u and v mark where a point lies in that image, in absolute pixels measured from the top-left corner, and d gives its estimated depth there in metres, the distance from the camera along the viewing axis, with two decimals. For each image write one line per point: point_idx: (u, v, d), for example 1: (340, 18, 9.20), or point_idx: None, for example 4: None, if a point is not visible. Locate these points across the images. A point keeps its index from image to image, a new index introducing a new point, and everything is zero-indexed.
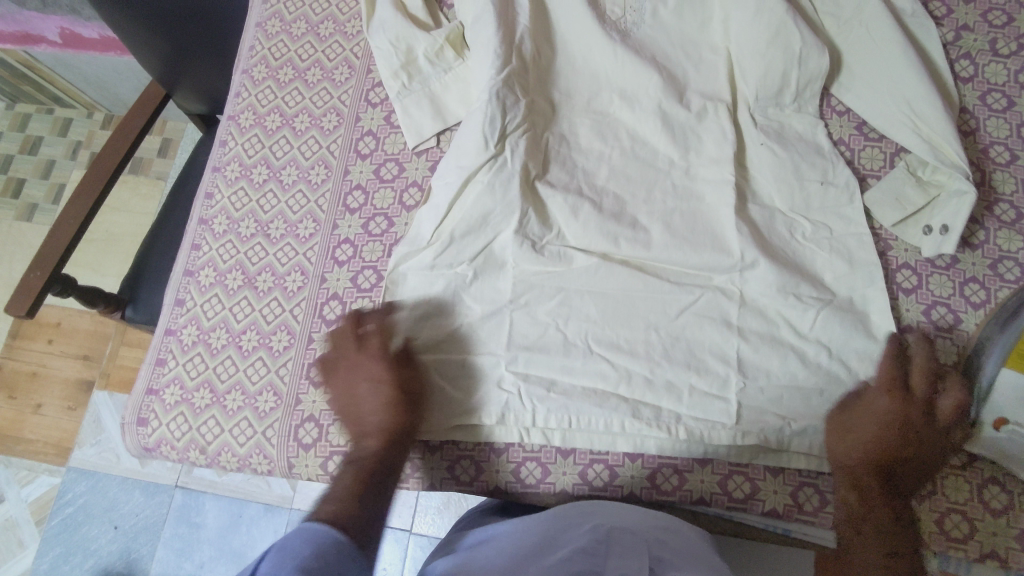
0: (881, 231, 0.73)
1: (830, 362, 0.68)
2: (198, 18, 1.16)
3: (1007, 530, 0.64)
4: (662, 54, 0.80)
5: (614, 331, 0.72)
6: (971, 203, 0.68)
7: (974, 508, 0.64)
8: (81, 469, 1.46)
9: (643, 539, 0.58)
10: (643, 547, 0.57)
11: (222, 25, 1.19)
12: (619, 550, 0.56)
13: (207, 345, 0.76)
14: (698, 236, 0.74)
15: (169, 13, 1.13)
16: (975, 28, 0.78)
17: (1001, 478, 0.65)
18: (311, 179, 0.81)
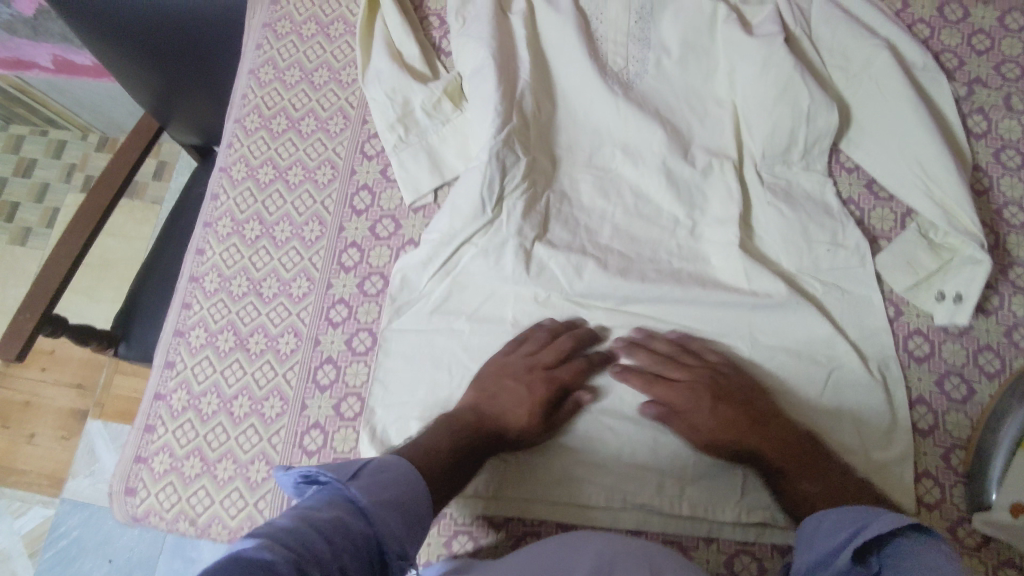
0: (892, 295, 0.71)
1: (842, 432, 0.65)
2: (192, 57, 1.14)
3: None
4: (666, 105, 0.77)
5: (617, 396, 0.69)
6: (987, 272, 0.66)
7: None
8: (75, 501, 1.45)
9: (647, 560, 0.52)
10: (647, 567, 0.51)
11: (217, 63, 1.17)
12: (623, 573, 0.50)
13: (197, 411, 0.74)
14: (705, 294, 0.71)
15: (163, 52, 1.11)
16: (989, 81, 0.75)
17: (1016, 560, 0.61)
18: (306, 236, 0.79)
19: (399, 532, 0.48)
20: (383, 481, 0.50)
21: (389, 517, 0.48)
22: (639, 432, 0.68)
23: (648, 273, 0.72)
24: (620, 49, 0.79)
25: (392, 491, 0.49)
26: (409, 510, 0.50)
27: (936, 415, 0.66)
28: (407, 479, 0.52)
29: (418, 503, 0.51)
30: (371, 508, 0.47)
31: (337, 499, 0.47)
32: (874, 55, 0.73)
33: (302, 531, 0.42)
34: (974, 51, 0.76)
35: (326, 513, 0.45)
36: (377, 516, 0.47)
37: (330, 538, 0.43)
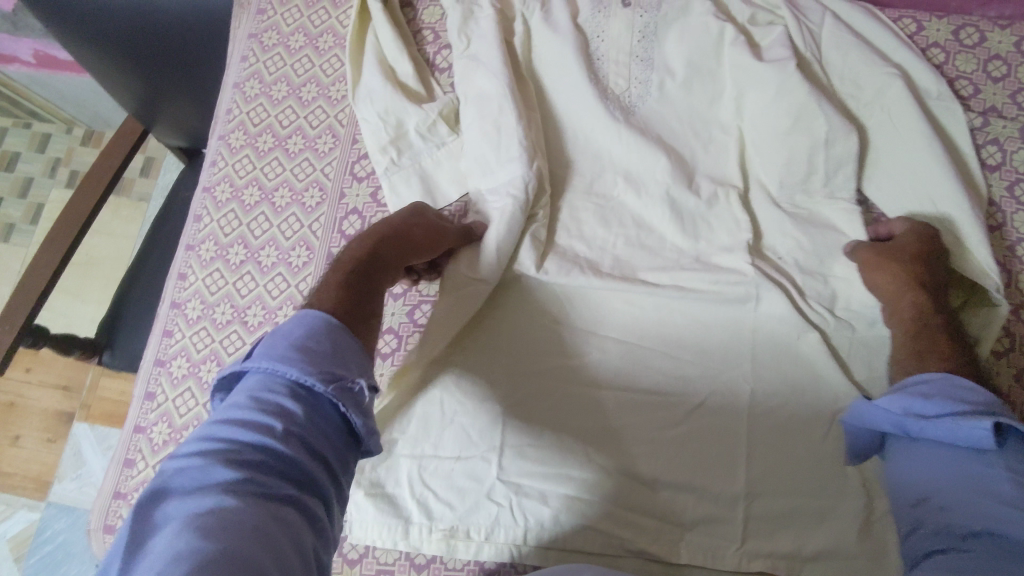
0: None
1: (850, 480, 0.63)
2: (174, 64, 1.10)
3: None
4: (670, 130, 0.75)
5: (613, 433, 0.67)
6: (1002, 318, 0.64)
7: None
8: (61, 505, 1.43)
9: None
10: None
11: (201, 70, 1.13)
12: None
13: (179, 446, 0.71)
14: (705, 333, 0.69)
15: (143, 59, 1.08)
16: (1004, 111, 0.73)
17: None
18: (292, 262, 0.76)
19: (325, 359, 0.47)
20: (282, 334, 0.48)
21: (296, 358, 0.46)
22: (638, 472, 0.66)
23: (648, 308, 0.70)
24: (621, 69, 0.76)
25: (291, 338, 0.47)
26: (315, 341, 0.48)
27: None
28: (305, 320, 0.49)
29: (321, 330, 0.49)
30: (273, 367, 0.46)
31: (266, 369, 0.46)
32: (887, 83, 0.71)
33: (251, 434, 0.42)
34: (989, 78, 0.74)
35: (251, 394, 0.45)
36: (288, 363, 0.45)
37: (262, 415, 0.43)
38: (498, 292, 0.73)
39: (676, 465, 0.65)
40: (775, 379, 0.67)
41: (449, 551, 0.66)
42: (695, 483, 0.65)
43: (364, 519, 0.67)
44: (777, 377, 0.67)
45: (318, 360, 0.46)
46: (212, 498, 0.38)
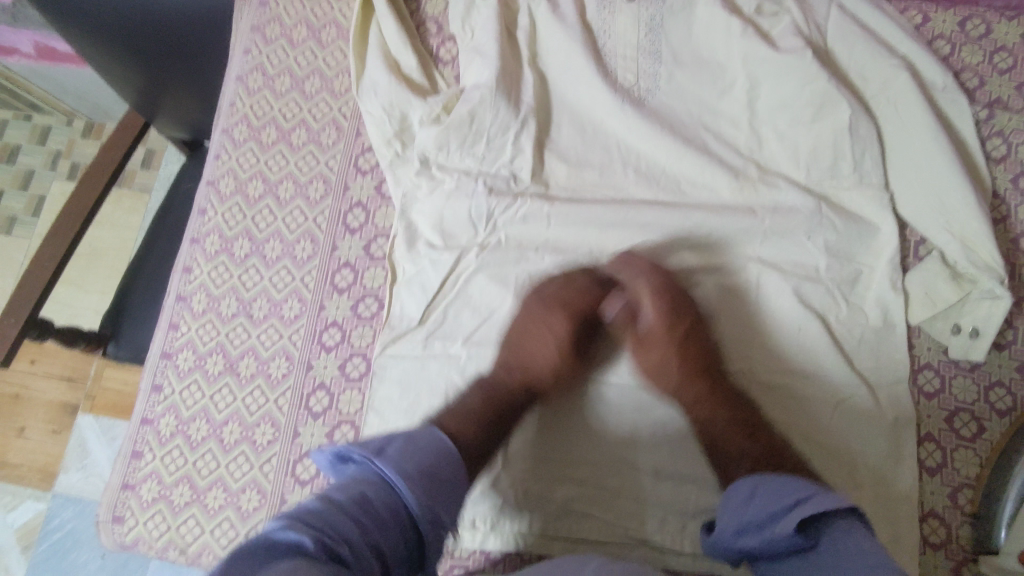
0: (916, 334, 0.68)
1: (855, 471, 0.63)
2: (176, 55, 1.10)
3: None
4: (676, 122, 0.74)
5: (616, 425, 0.68)
6: (1006, 309, 0.64)
7: None
8: (68, 495, 1.43)
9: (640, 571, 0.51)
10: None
11: (203, 61, 1.13)
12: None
13: (186, 438, 0.72)
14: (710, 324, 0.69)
15: (145, 51, 1.07)
16: (1010, 103, 0.73)
17: None
18: (297, 255, 0.76)
19: (439, 506, 0.52)
20: (416, 455, 0.53)
21: (422, 488, 0.51)
22: (641, 463, 0.66)
23: None
24: (626, 62, 0.76)
25: (420, 462, 0.53)
26: (438, 482, 0.53)
27: (944, 451, 0.65)
28: (436, 447, 0.55)
29: (453, 475, 0.55)
30: (399, 481, 0.51)
31: (383, 478, 0.52)
32: (893, 76, 0.70)
33: (341, 526, 0.47)
34: (994, 70, 0.74)
35: (360, 489, 0.50)
36: (405, 486, 0.51)
37: (363, 517, 0.48)
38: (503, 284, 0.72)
39: (681, 456, 0.66)
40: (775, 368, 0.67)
41: (455, 541, 0.67)
42: (699, 474, 0.66)
43: None
44: (783, 366, 0.67)
45: (443, 510, 0.53)
46: (294, 563, 0.42)
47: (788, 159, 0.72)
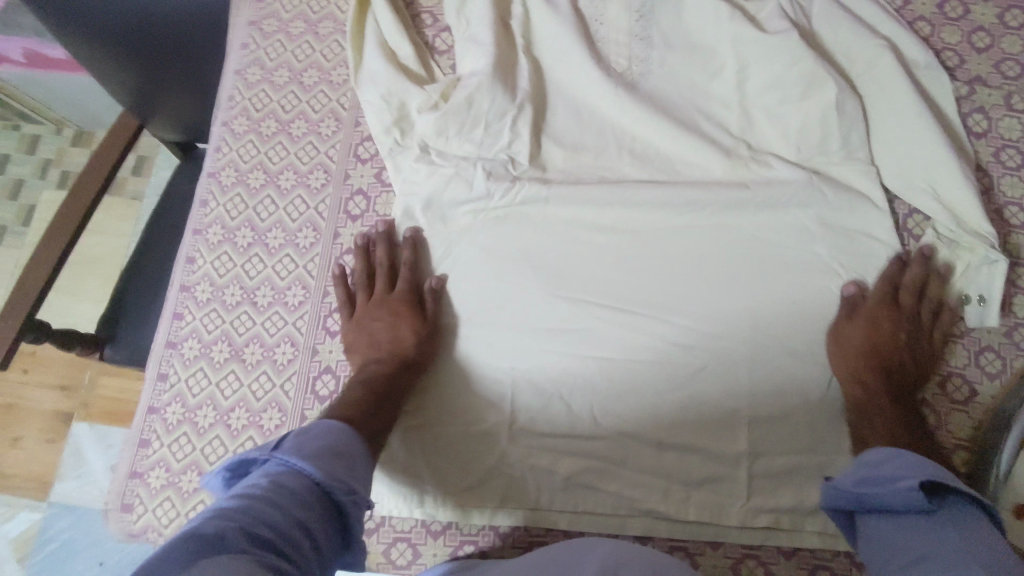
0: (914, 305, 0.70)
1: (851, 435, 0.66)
2: (170, 55, 1.11)
3: None
4: (669, 104, 0.76)
5: (620, 400, 0.69)
6: (1003, 272, 0.66)
7: None
8: (65, 503, 1.42)
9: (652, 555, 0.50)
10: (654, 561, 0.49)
11: (197, 61, 1.14)
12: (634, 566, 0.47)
13: (193, 425, 0.72)
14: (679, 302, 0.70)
15: (140, 51, 1.08)
16: (989, 80, 0.75)
17: None
18: (300, 243, 0.77)
19: (347, 476, 0.52)
20: (309, 437, 0.53)
21: (328, 463, 0.51)
22: (643, 436, 0.68)
23: (644, 277, 0.72)
24: (621, 48, 0.78)
25: (320, 443, 0.52)
26: (343, 455, 0.53)
27: (938, 416, 0.67)
28: (331, 430, 0.54)
29: (353, 446, 0.54)
30: (307, 459, 0.51)
31: (286, 461, 0.50)
32: (877, 55, 0.73)
33: (255, 504, 0.46)
34: (974, 49, 0.76)
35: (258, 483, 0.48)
36: (309, 464, 0.50)
37: (271, 498, 0.47)
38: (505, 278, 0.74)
39: (679, 428, 0.68)
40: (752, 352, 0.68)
41: (465, 518, 0.68)
42: (701, 443, 0.68)
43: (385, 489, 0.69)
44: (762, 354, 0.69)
45: (349, 479, 0.51)
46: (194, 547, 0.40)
47: (778, 138, 0.74)
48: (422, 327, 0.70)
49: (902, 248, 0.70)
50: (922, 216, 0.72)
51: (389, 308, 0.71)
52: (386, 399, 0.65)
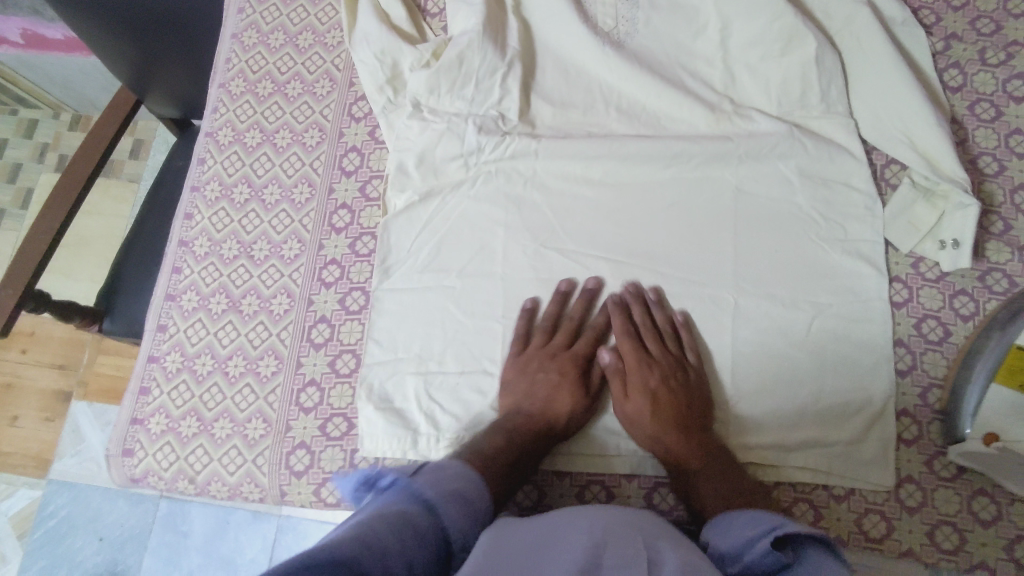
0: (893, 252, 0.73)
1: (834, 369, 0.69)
2: (164, 27, 1.12)
3: (998, 541, 0.64)
4: (655, 62, 0.79)
5: (609, 348, 0.71)
6: (976, 213, 0.68)
7: (964, 519, 0.65)
8: (64, 480, 1.43)
9: (633, 525, 0.51)
10: (635, 534, 0.50)
11: (191, 33, 1.15)
12: (616, 546, 0.47)
13: (192, 372, 0.74)
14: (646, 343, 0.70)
15: (133, 21, 1.10)
16: (964, 36, 0.77)
17: (990, 489, 0.65)
18: (295, 198, 0.79)
19: (469, 530, 0.51)
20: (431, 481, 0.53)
21: (455, 512, 0.51)
22: (630, 382, 0.70)
23: (632, 227, 0.74)
24: (608, 9, 0.80)
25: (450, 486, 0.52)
26: (469, 504, 0.52)
27: (914, 355, 0.70)
28: (462, 479, 0.54)
29: (481, 503, 0.54)
30: (437, 500, 0.51)
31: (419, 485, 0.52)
32: (855, 12, 0.75)
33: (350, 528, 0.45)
34: (950, 7, 0.79)
35: (396, 507, 0.49)
36: (442, 509, 0.50)
37: (402, 532, 0.46)
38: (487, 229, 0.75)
39: (674, 373, 0.69)
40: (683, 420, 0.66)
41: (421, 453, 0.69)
42: (688, 385, 0.69)
43: (374, 432, 0.69)
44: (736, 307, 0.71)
45: (472, 533, 0.51)
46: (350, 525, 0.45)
47: (760, 93, 0.76)
48: (581, 398, 0.69)
49: (878, 197, 0.73)
50: (899, 166, 0.74)
51: (557, 366, 0.69)
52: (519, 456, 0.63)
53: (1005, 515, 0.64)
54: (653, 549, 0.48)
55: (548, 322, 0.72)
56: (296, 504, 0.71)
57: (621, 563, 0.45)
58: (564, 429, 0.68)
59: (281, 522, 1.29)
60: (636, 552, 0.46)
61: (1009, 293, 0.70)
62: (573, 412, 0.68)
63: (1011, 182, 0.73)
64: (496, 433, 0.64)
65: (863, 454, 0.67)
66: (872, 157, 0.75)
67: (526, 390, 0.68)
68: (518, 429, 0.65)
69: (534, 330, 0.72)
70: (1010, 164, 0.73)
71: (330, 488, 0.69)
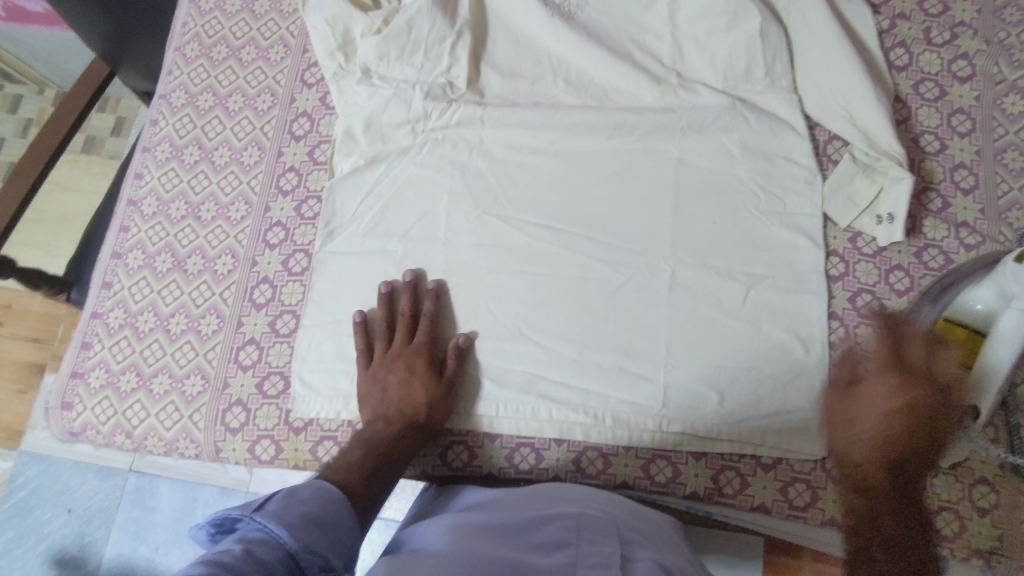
0: (834, 228, 0.73)
1: (772, 336, 0.68)
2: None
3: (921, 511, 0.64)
4: (605, 34, 0.79)
5: (545, 313, 0.71)
6: (909, 188, 0.69)
7: None
8: (34, 452, 1.37)
9: (613, 521, 0.53)
10: (613, 530, 0.52)
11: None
12: (590, 537, 0.50)
13: (134, 329, 0.75)
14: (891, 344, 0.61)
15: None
16: (912, 16, 0.78)
17: None
18: (244, 161, 0.80)
19: (326, 547, 0.47)
20: (296, 501, 0.48)
21: (306, 533, 0.46)
22: (565, 348, 0.70)
23: (574, 196, 0.75)
24: None
25: (304, 510, 0.48)
26: (327, 527, 0.48)
27: (847, 328, 0.69)
28: (320, 495, 0.50)
29: (338, 512, 0.50)
30: (282, 527, 0.46)
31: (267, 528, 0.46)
32: None
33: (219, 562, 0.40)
34: None
35: (238, 549, 0.42)
36: (292, 531, 0.46)
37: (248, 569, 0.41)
38: (428, 192, 0.76)
39: (603, 337, 0.70)
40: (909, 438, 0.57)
41: None
42: (620, 352, 0.69)
43: (310, 394, 0.70)
44: (672, 275, 0.71)
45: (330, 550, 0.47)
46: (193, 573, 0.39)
47: (706, 67, 0.77)
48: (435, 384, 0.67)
49: (817, 171, 0.73)
50: (842, 142, 0.75)
51: (403, 362, 0.68)
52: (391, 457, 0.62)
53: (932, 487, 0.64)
54: (625, 544, 0.51)
55: (384, 322, 0.70)
56: (232, 461, 0.72)
57: (596, 562, 0.47)
58: (429, 422, 0.66)
59: (248, 500, 1.23)
60: (609, 548, 0.49)
61: (944, 270, 0.70)
62: (431, 404, 0.66)
63: (951, 160, 0.73)
64: (357, 446, 0.62)
65: (792, 423, 0.66)
66: (813, 133, 0.76)
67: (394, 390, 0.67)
68: (384, 434, 0.64)
69: (375, 335, 0.70)
70: (951, 143, 0.74)
71: (264, 444, 0.70)
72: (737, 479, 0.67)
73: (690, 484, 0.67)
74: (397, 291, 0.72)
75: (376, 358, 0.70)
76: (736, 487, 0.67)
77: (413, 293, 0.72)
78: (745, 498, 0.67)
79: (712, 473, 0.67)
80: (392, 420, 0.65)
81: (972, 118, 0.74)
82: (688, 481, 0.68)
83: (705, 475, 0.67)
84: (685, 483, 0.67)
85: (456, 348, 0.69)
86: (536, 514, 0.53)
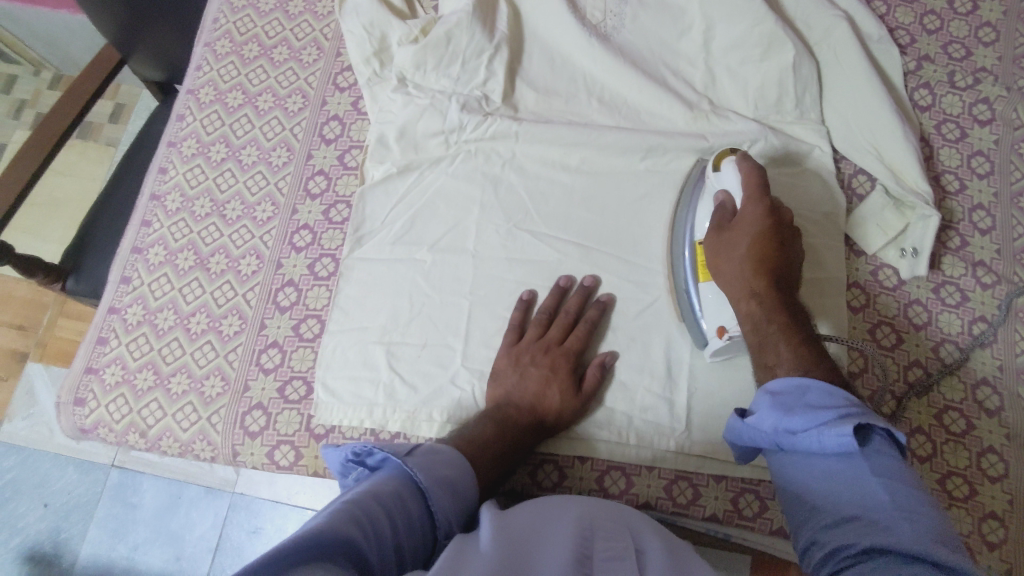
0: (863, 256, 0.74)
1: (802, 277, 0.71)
2: None
3: (964, 523, 0.64)
4: (640, 57, 0.80)
5: None
6: (935, 226, 0.71)
7: (939, 495, 0.65)
8: (11, 443, 1.32)
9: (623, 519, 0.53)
10: (625, 528, 0.51)
11: None
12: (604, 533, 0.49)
13: (153, 326, 0.75)
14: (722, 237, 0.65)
15: None
16: (936, 59, 0.81)
17: (960, 470, 0.66)
18: (273, 162, 0.80)
19: (454, 514, 0.55)
20: (439, 464, 0.56)
21: (444, 498, 0.54)
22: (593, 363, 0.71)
23: (603, 212, 0.75)
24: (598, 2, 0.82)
25: (442, 473, 0.55)
26: (460, 494, 0.56)
27: (866, 359, 0.70)
28: (455, 465, 0.58)
29: (470, 486, 0.57)
30: (424, 483, 0.53)
31: (403, 474, 0.54)
32: (834, 24, 0.78)
33: (363, 502, 0.48)
34: (924, 30, 0.82)
35: (387, 487, 0.52)
36: (432, 493, 0.53)
37: (391, 512, 0.49)
38: (459, 199, 0.76)
39: (629, 358, 0.70)
40: (779, 267, 0.61)
41: (412, 430, 0.69)
42: (645, 372, 0.70)
43: (335, 401, 0.70)
44: None
45: (456, 518, 0.55)
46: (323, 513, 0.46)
47: (738, 93, 0.78)
48: (574, 391, 0.67)
49: (844, 199, 0.75)
50: (866, 177, 0.77)
51: (550, 360, 0.68)
52: (507, 449, 0.64)
53: (978, 493, 0.65)
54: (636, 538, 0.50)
55: (546, 313, 0.71)
56: (248, 466, 0.71)
57: (610, 555, 0.46)
58: (554, 423, 0.67)
59: (235, 499, 1.21)
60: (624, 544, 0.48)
61: (961, 306, 0.72)
62: (563, 410, 0.66)
63: (969, 201, 0.75)
64: (486, 419, 0.65)
65: None
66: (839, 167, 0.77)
67: (524, 388, 0.67)
68: (494, 432, 0.64)
69: (531, 322, 0.71)
70: (970, 184, 0.76)
71: (284, 450, 0.69)
72: (757, 503, 0.67)
73: (710, 507, 0.67)
74: (537, 298, 0.73)
75: (403, 366, 0.70)
76: (756, 510, 0.67)
77: (585, 298, 0.72)
78: (764, 521, 0.66)
79: (732, 496, 0.67)
80: (521, 412, 0.66)
81: (991, 161, 0.77)
82: (707, 504, 0.67)
83: (724, 498, 0.67)
84: (704, 505, 0.67)
85: (603, 364, 0.69)
86: (552, 513, 0.51)
